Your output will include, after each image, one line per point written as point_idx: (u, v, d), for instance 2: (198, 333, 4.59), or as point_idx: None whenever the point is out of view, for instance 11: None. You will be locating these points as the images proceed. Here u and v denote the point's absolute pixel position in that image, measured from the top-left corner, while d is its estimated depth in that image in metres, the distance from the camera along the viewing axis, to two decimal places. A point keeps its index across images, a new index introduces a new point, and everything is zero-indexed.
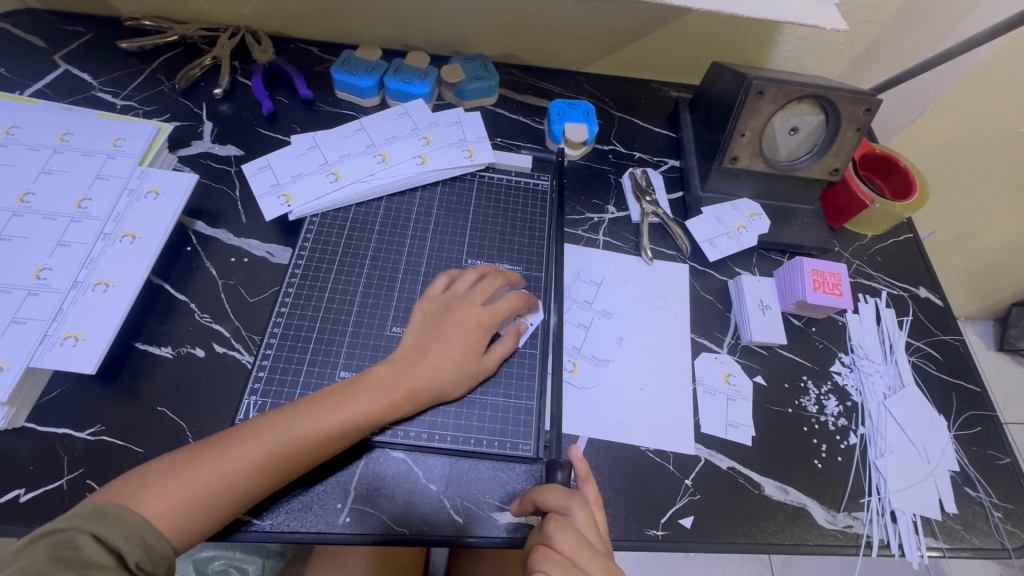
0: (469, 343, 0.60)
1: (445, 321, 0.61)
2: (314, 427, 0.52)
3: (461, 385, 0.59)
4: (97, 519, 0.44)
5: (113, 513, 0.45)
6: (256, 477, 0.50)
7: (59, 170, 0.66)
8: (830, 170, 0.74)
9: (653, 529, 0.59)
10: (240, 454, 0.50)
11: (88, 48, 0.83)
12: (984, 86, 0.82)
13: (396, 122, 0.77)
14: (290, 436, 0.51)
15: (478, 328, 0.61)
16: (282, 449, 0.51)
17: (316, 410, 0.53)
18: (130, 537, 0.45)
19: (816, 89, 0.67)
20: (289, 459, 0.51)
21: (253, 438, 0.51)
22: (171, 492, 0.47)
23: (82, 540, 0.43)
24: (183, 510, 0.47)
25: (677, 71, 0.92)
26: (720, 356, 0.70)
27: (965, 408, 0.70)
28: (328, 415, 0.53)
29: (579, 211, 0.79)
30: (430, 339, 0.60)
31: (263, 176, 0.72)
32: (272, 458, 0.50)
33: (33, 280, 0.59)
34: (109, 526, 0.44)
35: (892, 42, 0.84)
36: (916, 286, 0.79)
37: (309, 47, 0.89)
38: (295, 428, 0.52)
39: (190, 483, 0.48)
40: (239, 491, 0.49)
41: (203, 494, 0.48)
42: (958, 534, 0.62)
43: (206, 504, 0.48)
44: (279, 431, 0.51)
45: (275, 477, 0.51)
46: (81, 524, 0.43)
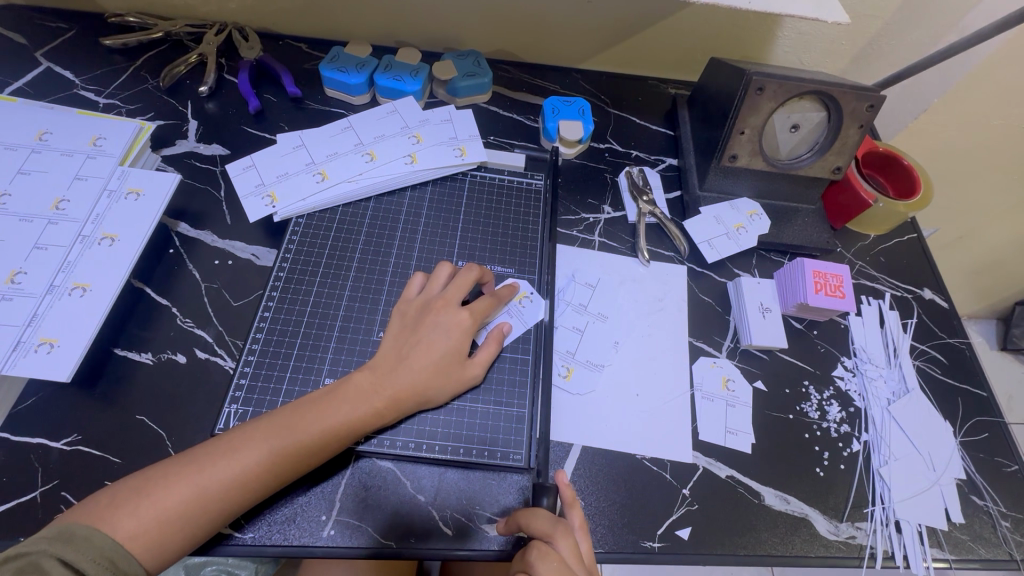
0: (451, 347, 0.58)
1: (426, 325, 0.58)
2: (292, 439, 0.50)
3: (447, 391, 0.57)
4: (64, 541, 0.43)
5: (80, 534, 0.43)
6: (233, 493, 0.48)
7: (38, 170, 0.64)
8: (832, 168, 0.72)
9: (649, 540, 0.57)
10: (214, 470, 0.48)
11: (71, 45, 0.81)
12: (990, 82, 0.80)
13: (385, 120, 0.75)
14: (267, 449, 0.49)
15: (460, 331, 0.58)
16: (259, 463, 0.49)
17: (293, 421, 0.51)
18: (98, 559, 0.43)
19: (818, 85, 0.65)
20: (266, 473, 0.49)
21: (228, 453, 0.49)
22: (142, 511, 0.45)
23: (49, 563, 0.41)
24: (156, 530, 0.45)
25: (675, 67, 0.90)
26: (719, 360, 0.68)
27: (971, 414, 0.68)
28: (307, 426, 0.51)
29: (574, 211, 0.76)
30: (411, 343, 0.57)
31: (248, 176, 0.70)
32: (248, 474, 0.48)
33: (7, 284, 0.57)
34: (76, 548, 0.43)
35: (896, 36, 0.82)
36: (921, 288, 0.77)
37: (298, 44, 0.87)
38: (272, 441, 0.50)
39: (163, 502, 0.46)
40: (215, 509, 0.47)
41: (176, 513, 0.46)
42: (965, 545, 0.60)
43: (181, 524, 0.46)
44: (255, 445, 0.49)
45: (253, 492, 0.49)
46: (46, 547, 0.42)
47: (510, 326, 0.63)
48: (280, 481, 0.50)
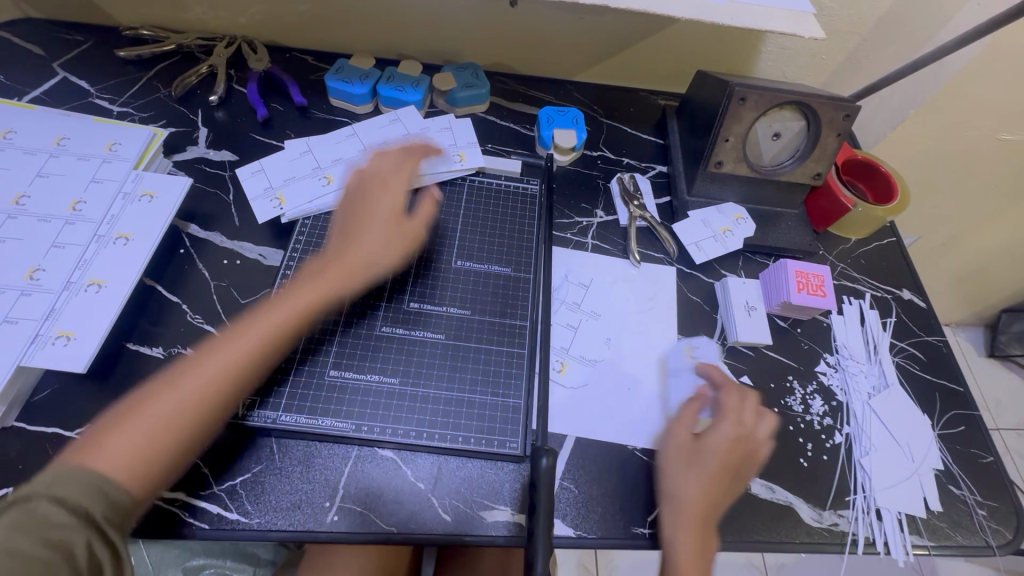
0: (395, 211, 0.67)
1: (364, 195, 0.67)
2: (250, 343, 0.55)
3: (396, 247, 0.65)
4: (53, 483, 0.42)
5: (67, 474, 0.43)
6: (204, 408, 0.51)
7: (55, 174, 0.67)
8: (813, 174, 0.76)
9: (640, 526, 0.59)
10: (181, 389, 0.51)
11: (86, 56, 0.85)
12: (962, 93, 0.84)
13: (389, 127, 0.79)
14: (230, 362, 0.54)
15: (396, 197, 0.67)
16: (224, 374, 0.53)
17: (246, 335, 0.56)
18: (96, 497, 0.43)
19: (796, 96, 0.69)
20: (231, 385, 0.53)
21: (191, 372, 0.52)
22: (121, 443, 0.47)
23: (49, 508, 0.40)
24: (142, 454, 0.47)
25: (665, 80, 0.95)
26: (708, 357, 0.70)
27: (948, 408, 0.71)
28: (257, 325, 0.57)
29: (568, 215, 0.80)
30: (359, 216, 0.66)
31: (255, 181, 0.73)
32: (210, 381, 0.52)
33: (27, 280, 0.60)
34: (69, 488, 0.42)
35: (873, 51, 0.86)
36: (900, 288, 0.80)
37: (304, 56, 0.91)
38: (226, 354, 0.54)
39: (139, 431, 0.48)
40: (193, 424, 0.51)
41: (155, 433, 0.49)
42: (943, 532, 0.63)
43: (162, 445, 0.49)
44: (217, 360, 0.53)
45: (222, 406, 0.53)
46: (44, 491, 0.41)
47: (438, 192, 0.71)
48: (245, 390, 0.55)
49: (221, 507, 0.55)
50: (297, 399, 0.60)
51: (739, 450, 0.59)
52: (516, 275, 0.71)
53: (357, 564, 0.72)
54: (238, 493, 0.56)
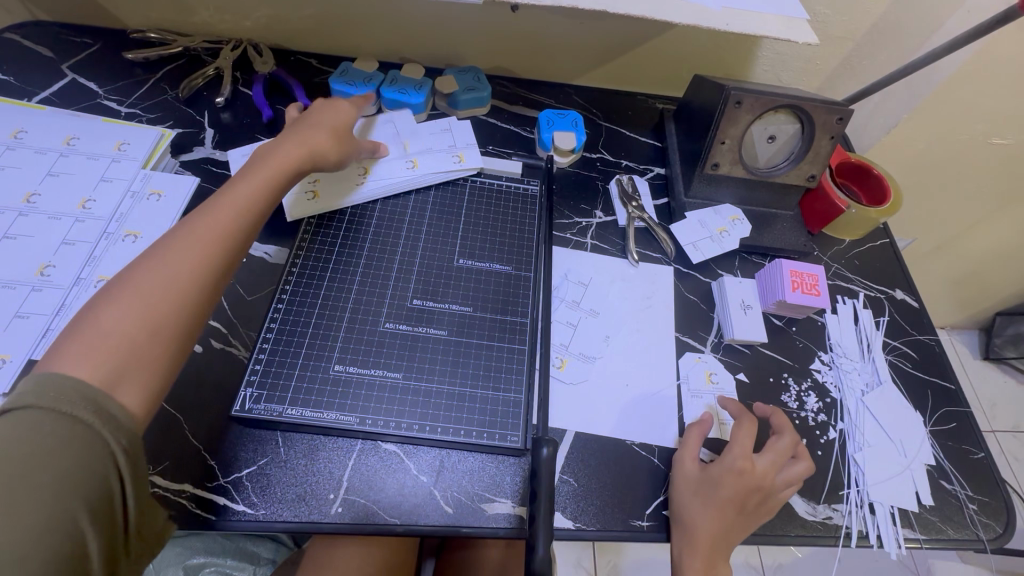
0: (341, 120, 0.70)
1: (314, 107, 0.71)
2: (219, 233, 0.54)
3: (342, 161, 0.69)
4: (46, 392, 0.39)
5: (54, 377, 0.40)
6: (187, 296, 0.49)
7: (65, 173, 0.69)
8: (807, 176, 0.77)
9: (638, 519, 0.60)
10: (153, 281, 0.48)
11: (95, 58, 0.86)
12: (954, 98, 0.86)
13: (380, 128, 0.80)
14: (202, 248, 0.52)
15: (341, 111, 0.72)
16: (198, 261, 0.51)
17: (207, 228, 0.53)
18: (95, 409, 0.40)
19: (791, 99, 0.70)
20: (208, 268, 0.51)
21: (159, 264, 0.49)
22: (99, 343, 0.43)
23: (51, 424, 0.38)
24: (129, 351, 0.44)
25: (663, 84, 0.96)
26: (704, 355, 0.72)
27: (940, 404, 0.72)
28: (227, 216, 0.55)
29: (567, 216, 0.82)
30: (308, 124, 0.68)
31: (242, 154, 0.75)
32: (185, 270, 0.50)
33: (37, 276, 0.61)
34: (66, 399, 0.39)
35: (866, 56, 0.88)
36: (893, 288, 0.82)
37: (309, 59, 0.92)
38: (197, 241, 0.52)
39: (118, 330, 0.45)
40: (179, 317, 0.48)
41: (138, 328, 0.45)
42: (935, 526, 0.64)
43: (147, 340, 0.45)
44: (188, 249, 0.51)
45: (203, 295, 0.50)
46: (43, 402, 0.38)
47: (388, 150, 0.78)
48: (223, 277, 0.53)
49: (228, 498, 0.56)
50: (302, 393, 0.61)
51: (750, 491, 0.59)
52: (519, 273, 0.73)
53: (360, 559, 0.73)
54: (244, 485, 0.57)
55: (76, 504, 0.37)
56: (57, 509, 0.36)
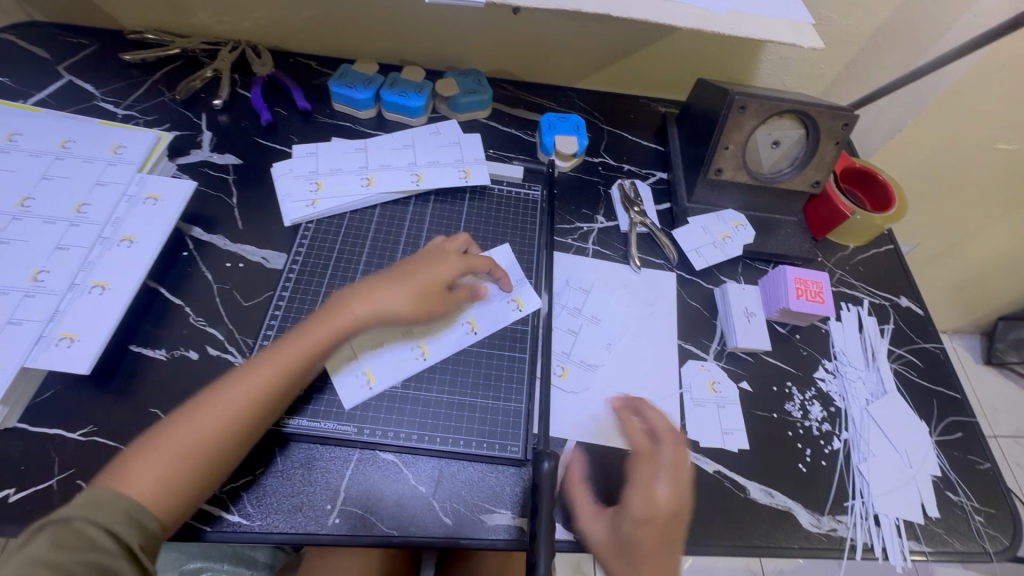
0: (439, 279, 0.65)
1: (416, 260, 0.67)
2: (277, 367, 0.56)
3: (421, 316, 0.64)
4: (93, 505, 0.45)
5: (105, 496, 0.46)
6: (227, 432, 0.52)
7: (60, 176, 0.68)
8: (811, 182, 0.76)
9: None
10: (207, 413, 0.52)
11: (92, 59, 0.85)
12: (959, 104, 0.85)
13: (398, 151, 0.78)
14: (255, 390, 0.54)
15: (450, 268, 0.66)
16: (252, 391, 0.54)
17: (271, 358, 0.56)
18: (127, 521, 0.45)
19: (796, 104, 0.70)
20: (261, 401, 0.54)
21: (217, 395, 0.53)
22: (154, 466, 0.49)
23: (82, 527, 0.43)
24: (169, 479, 0.49)
25: (665, 87, 0.95)
26: (707, 363, 0.71)
27: (945, 414, 0.71)
28: (289, 349, 0.57)
29: (569, 221, 0.81)
30: (402, 272, 0.65)
31: (306, 160, 0.76)
32: (236, 406, 0.53)
33: (30, 282, 0.60)
34: (104, 511, 0.45)
35: (871, 60, 0.87)
36: (898, 295, 0.81)
37: (308, 61, 0.91)
38: (253, 379, 0.55)
39: (169, 454, 0.50)
40: (218, 449, 0.51)
41: (186, 451, 0.50)
42: (941, 538, 0.63)
43: (189, 472, 0.50)
44: (245, 380, 0.54)
45: (248, 432, 0.53)
46: (76, 511, 0.44)
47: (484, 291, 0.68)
48: (275, 407, 0.55)
49: (222, 509, 0.55)
50: (299, 402, 0.60)
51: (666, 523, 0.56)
52: (522, 279, 0.72)
53: (357, 567, 0.72)
54: (239, 495, 0.56)
55: None
56: None
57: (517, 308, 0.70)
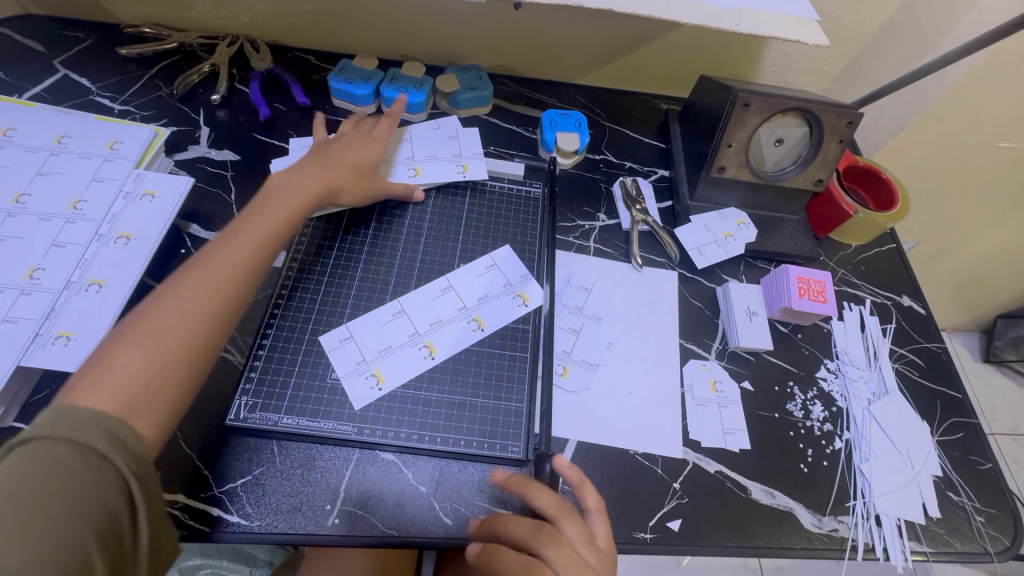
0: (362, 164, 0.70)
1: (338, 143, 0.71)
2: (229, 264, 0.54)
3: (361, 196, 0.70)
4: (66, 421, 0.39)
5: (66, 409, 0.40)
6: (195, 335, 0.49)
7: (56, 172, 0.67)
8: (814, 181, 0.76)
9: (641, 531, 0.59)
10: (177, 310, 0.49)
11: (88, 53, 0.84)
12: (962, 102, 0.85)
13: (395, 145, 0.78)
14: (212, 287, 0.52)
15: (369, 150, 0.72)
16: (221, 280, 0.52)
17: (226, 249, 0.55)
18: (111, 438, 0.40)
19: (800, 102, 0.69)
20: (233, 288, 0.53)
21: (180, 292, 0.50)
22: (130, 370, 0.45)
23: (61, 451, 0.37)
24: (141, 388, 0.44)
25: (667, 84, 0.95)
26: (709, 362, 0.71)
27: (947, 414, 0.71)
28: (238, 249, 0.55)
29: (570, 219, 0.80)
30: (321, 159, 0.68)
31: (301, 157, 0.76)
32: (196, 307, 0.50)
33: (26, 279, 0.59)
34: (82, 429, 0.39)
35: (874, 58, 0.86)
36: (900, 294, 0.80)
37: (307, 56, 0.90)
38: (208, 281, 0.52)
39: (134, 365, 0.45)
40: (189, 359, 0.48)
41: (151, 355, 0.46)
42: (942, 539, 0.63)
43: (162, 380, 0.46)
44: (211, 273, 0.52)
45: (214, 333, 0.50)
46: (52, 434, 0.38)
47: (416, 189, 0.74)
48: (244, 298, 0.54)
49: (221, 510, 0.54)
50: (298, 403, 0.60)
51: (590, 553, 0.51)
52: (525, 276, 0.72)
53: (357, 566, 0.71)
54: (239, 495, 0.55)
55: (87, 539, 0.36)
56: (69, 543, 0.35)
57: (524, 303, 0.70)
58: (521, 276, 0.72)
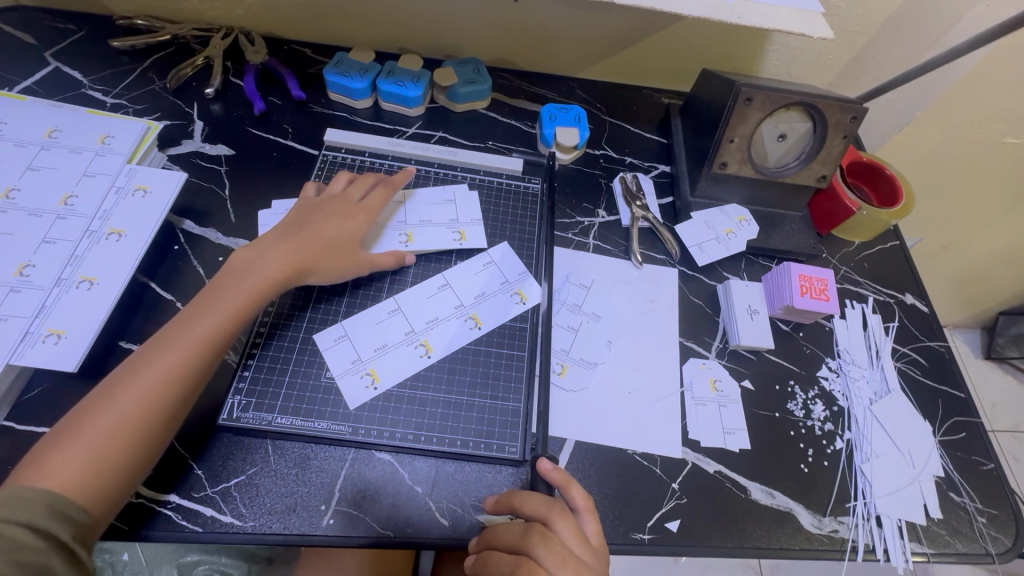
0: (345, 240, 0.64)
1: (324, 212, 0.65)
2: (194, 341, 0.53)
3: (343, 269, 0.64)
4: (10, 504, 0.42)
5: (19, 492, 0.43)
6: (152, 412, 0.50)
7: (47, 167, 0.66)
8: (818, 177, 0.75)
9: (640, 532, 0.58)
10: (130, 391, 0.50)
11: (80, 45, 0.83)
12: (969, 97, 0.83)
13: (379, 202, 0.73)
14: (175, 365, 0.52)
15: (356, 222, 0.66)
16: (174, 362, 0.52)
17: (183, 328, 0.54)
18: (53, 513, 0.43)
19: (804, 97, 0.68)
20: (187, 369, 0.52)
21: (133, 373, 0.51)
22: (78, 452, 0.46)
23: (3, 526, 0.40)
24: (92, 468, 0.46)
25: (669, 78, 0.93)
26: (709, 361, 0.70)
27: (950, 414, 0.71)
28: (207, 323, 0.55)
29: (569, 215, 0.79)
30: (299, 233, 0.63)
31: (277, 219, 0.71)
32: (154, 386, 0.50)
33: (16, 276, 0.59)
34: (24, 507, 0.42)
35: (880, 51, 0.85)
36: (903, 292, 0.79)
37: (302, 49, 0.89)
38: (172, 353, 0.52)
39: (89, 443, 0.47)
40: (144, 433, 0.49)
41: (107, 435, 0.48)
42: (943, 539, 0.63)
43: (114, 458, 0.47)
44: (164, 353, 0.52)
45: (172, 409, 0.51)
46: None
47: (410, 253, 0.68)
48: (201, 377, 0.53)
49: (214, 510, 0.54)
50: (292, 402, 0.59)
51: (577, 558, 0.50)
52: (523, 273, 0.71)
53: None
54: (233, 495, 0.55)
55: None
56: None
57: (522, 301, 0.69)
58: (519, 273, 0.71)
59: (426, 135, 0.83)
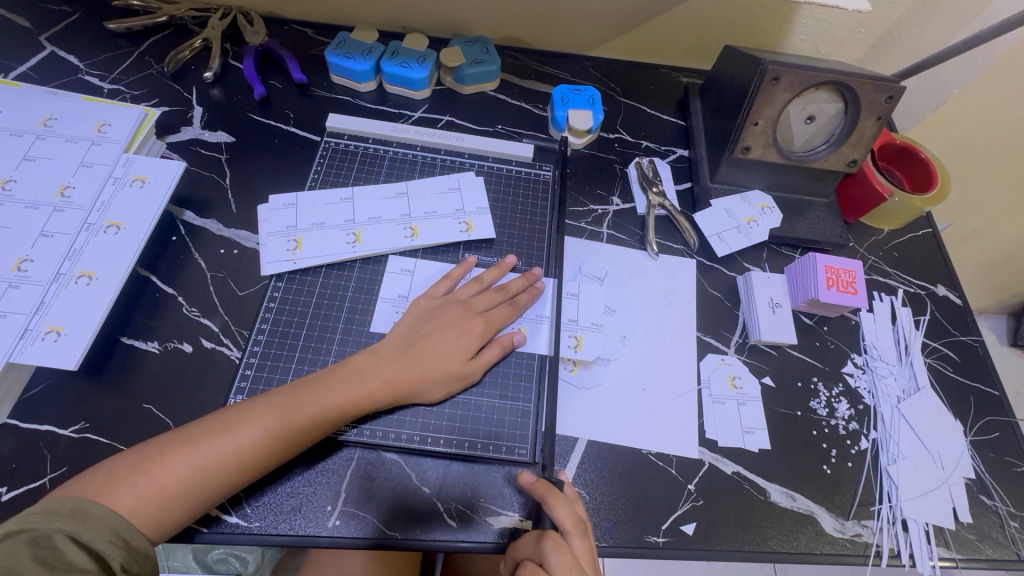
0: (454, 359, 0.58)
1: (439, 320, 0.59)
2: (292, 415, 0.52)
3: (448, 388, 0.58)
4: (79, 520, 0.44)
5: (96, 508, 0.45)
6: (233, 470, 0.49)
7: (43, 157, 0.64)
8: (847, 161, 0.70)
9: (653, 535, 0.56)
10: (221, 443, 0.49)
11: (75, 29, 0.80)
12: (1014, 74, 0.78)
13: (390, 201, 0.70)
14: (268, 433, 0.50)
15: (471, 336, 0.59)
16: (267, 437, 0.50)
17: (288, 404, 0.52)
18: (113, 539, 0.44)
19: (836, 76, 0.63)
20: (274, 446, 0.51)
21: (231, 429, 0.50)
22: (153, 486, 0.47)
23: (64, 543, 0.42)
24: (161, 503, 0.47)
25: (687, 55, 0.88)
26: (728, 357, 0.67)
27: (983, 414, 0.67)
28: (312, 404, 0.52)
29: (582, 202, 0.76)
30: (414, 345, 0.58)
31: (285, 214, 0.67)
32: (244, 450, 0.49)
33: (14, 271, 0.57)
34: (90, 527, 0.44)
35: (919, 24, 0.79)
36: (935, 284, 0.75)
37: (303, 28, 0.85)
38: (273, 422, 0.51)
39: (165, 480, 0.47)
40: (219, 484, 0.49)
41: (187, 479, 0.48)
42: (972, 545, 0.60)
43: (185, 499, 0.48)
44: (258, 421, 0.51)
45: (248, 472, 0.50)
46: (60, 525, 0.43)
47: (521, 337, 0.62)
48: (283, 454, 0.52)
49: (220, 510, 0.53)
50: None
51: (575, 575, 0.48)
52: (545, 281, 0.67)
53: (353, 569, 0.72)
54: (239, 496, 0.53)
55: None
56: None
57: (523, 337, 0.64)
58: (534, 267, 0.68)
59: (433, 118, 0.80)
